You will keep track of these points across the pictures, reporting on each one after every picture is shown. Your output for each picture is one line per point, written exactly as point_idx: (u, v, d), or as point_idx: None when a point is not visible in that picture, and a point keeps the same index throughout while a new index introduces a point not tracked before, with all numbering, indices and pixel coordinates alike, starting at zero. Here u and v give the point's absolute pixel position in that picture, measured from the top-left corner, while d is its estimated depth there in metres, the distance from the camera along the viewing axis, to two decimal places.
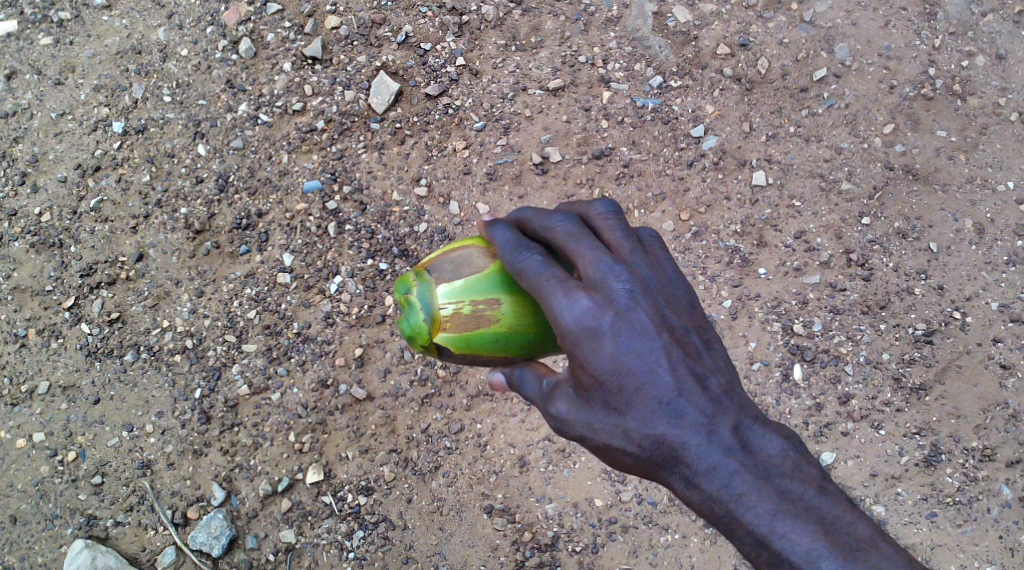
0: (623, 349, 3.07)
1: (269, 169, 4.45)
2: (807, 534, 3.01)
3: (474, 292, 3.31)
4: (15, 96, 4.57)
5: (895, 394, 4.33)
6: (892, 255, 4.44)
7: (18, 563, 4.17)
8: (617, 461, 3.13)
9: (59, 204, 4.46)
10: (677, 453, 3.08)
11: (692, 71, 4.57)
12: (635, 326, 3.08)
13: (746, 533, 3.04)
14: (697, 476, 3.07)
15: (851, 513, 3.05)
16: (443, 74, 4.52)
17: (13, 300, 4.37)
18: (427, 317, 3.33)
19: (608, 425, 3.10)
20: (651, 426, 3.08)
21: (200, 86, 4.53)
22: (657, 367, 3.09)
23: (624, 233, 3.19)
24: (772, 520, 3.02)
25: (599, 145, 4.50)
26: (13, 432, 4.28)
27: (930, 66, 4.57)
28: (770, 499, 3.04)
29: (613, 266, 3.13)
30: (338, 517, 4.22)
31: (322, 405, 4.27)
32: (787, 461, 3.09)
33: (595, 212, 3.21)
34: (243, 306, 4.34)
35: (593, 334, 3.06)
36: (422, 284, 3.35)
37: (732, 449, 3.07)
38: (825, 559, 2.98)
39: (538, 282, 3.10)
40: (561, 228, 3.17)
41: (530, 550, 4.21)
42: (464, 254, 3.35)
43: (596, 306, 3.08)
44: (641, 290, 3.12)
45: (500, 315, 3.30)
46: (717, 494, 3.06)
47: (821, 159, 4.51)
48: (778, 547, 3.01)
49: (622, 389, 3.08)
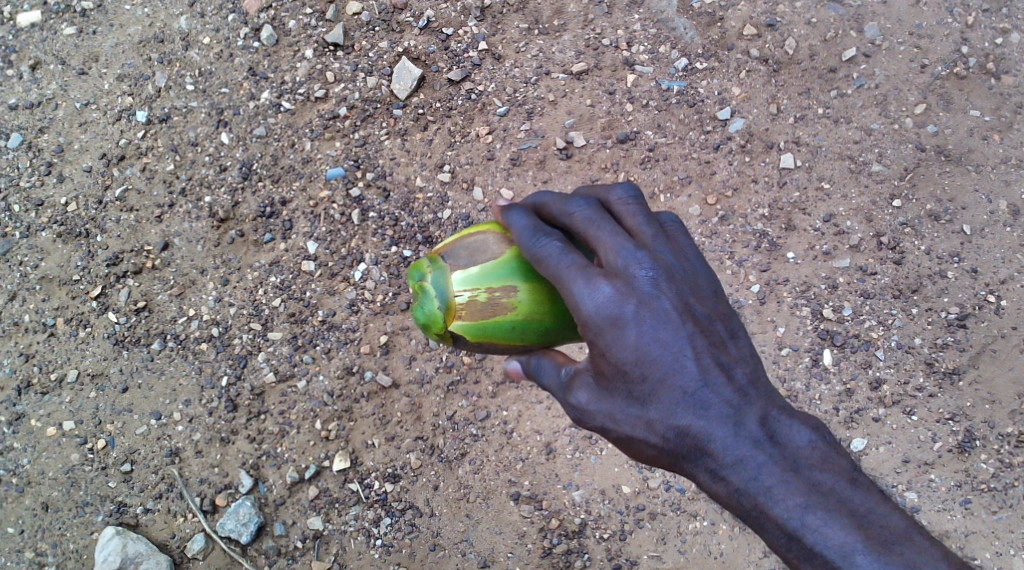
0: (646, 338, 3.04)
1: (293, 157, 4.45)
2: (839, 528, 2.98)
3: (490, 279, 3.29)
4: (40, 86, 4.59)
5: (927, 379, 4.28)
6: (925, 238, 4.39)
7: (50, 550, 4.20)
8: (639, 452, 3.12)
9: (85, 193, 4.47)
10: (704, 444, 3.05)
11: (718, 52, 4.52)
12: (659, 314, 3.06)
13: (776, 527, 3.01)
14: (723, 468, 3.05)
15: (884, 506, 3.02)
16: (465, 59, 4.50)
17: (41, 290, 4.40)
18: (442, 304, 3.30)
19: (630, 415, 3.08)
20: (675, 417, 3.06)
21: (222, 74, 4.52)
22: (681, 357, 3.06)
23: (645, 218, 3.15)
24: (803, 514, 2.99)
25: (624, 129, 4.46)
26: (43, 421, 4.30)
27: (963, 44, 4.50)
28: (801, 492, 3.01)
29: (635, 252, 3.09)
30: (365, 504, 4.22)
31: (348, 392, 4.27)
32: (815, 452, 3.06)
33: (615, 196, 3.17)
34: (268, 294, 4.35)
35: (615, 323, 3.04)
36: (436, 270, 3.32)
37: (759, 441, 3.05)
38: (860, 553, 2.95)
39: (558, 269, 3.07)
40: (581, 213, 3.14)
41: (558, 537, 4.21)
42: (480, 239, 3.32)
43: (618, 294, 3.05)
44: (664, 277, 3.08)
45: (518, 302, 3.28)
46: (745, 487, 3.04)
47: (850, 141, 4.46)
48: (809, 541, 2.98)
49: (645, 378, 3.05)
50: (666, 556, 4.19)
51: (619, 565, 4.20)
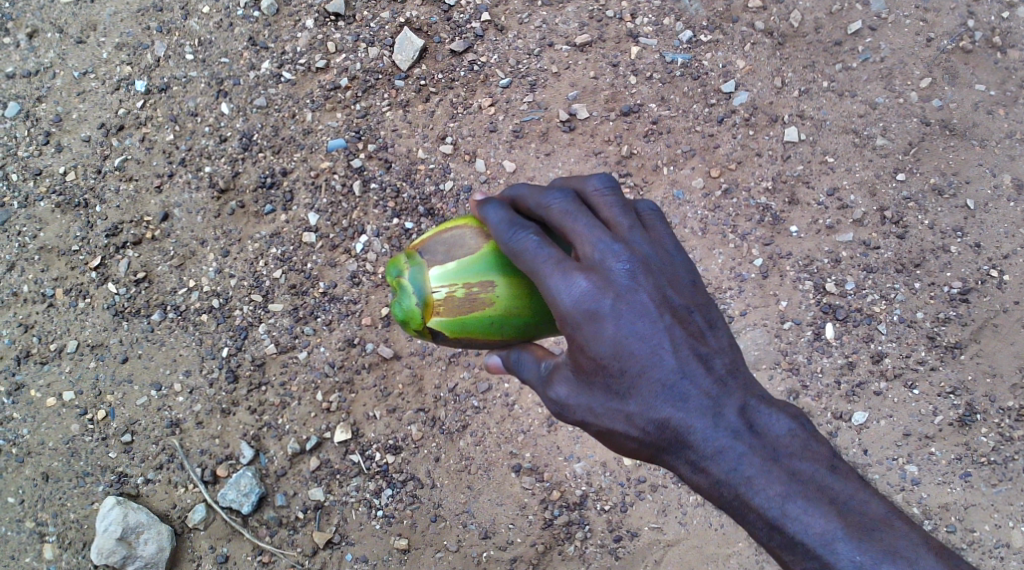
0: (625, 332, 3.03)
1: (293, 128, 4.43)
2: (820, 515, 2.97)
3: (467, 274, 3.27)
4: (37, 55, 4.54)
5: (929, 353, 4.27)
6: (928, 212, 4.36)
7: (51, 519, 4.20)
8: (620, 445, 3.10)
9: (84, 163, 4.45)
10: (684, 435, 3.05)
11: (723, 24, 4.49)
12: (637, 307, 3.04)
13: (757, 517, 3.01)
14: (703, 460, 3.04)
15: (865, 492, 3.02)
16: (468, 30, 4.48)
17: (40, 260, 4.38)
18: (419, 300, 3.29)
19: (609, 409, 3.07)
20: (654, 410, 3.05)
21: (222, 43, 4.49)
22: (659, 349, 3.04)
23: (622, 209, 3.13)
24: (783, 503, 2.99)
25: (627, 102, 4.44)
26: (43, 391, 4.29)
27: (969, 18, 4.46)
28: (781, 480, 3.00)
29: (612, 245, 3.07)
30: (367, 475, 4.23)
31: (349, 364, 4.27)
32: (795, 441, 3.05)
33: (591, 188, 3.15)
34: (269, 266, 4.34)
35: (593, 317, 3.02)
36: (413, 266, 3.30)
37: (739, 432, 3.04)
38: (840, 541, 2.95)
39: (535, 263, 3.05)
40: (557, 206, 3.11)
41: (559, 508, 4.22)
42: (457, 234, 3.31)
43: (596, 288, 3.02)
44: (642, 269, 3.06)
45: (496, 297, 3.26)
46: (726, 477, 3.03)
47: (854, 114, 4.44)
48: (790, 530, 2.98)
49: (624, 372, 3.04)
50: (666, 528, 4.20)
51: (619, 537, 4.20)
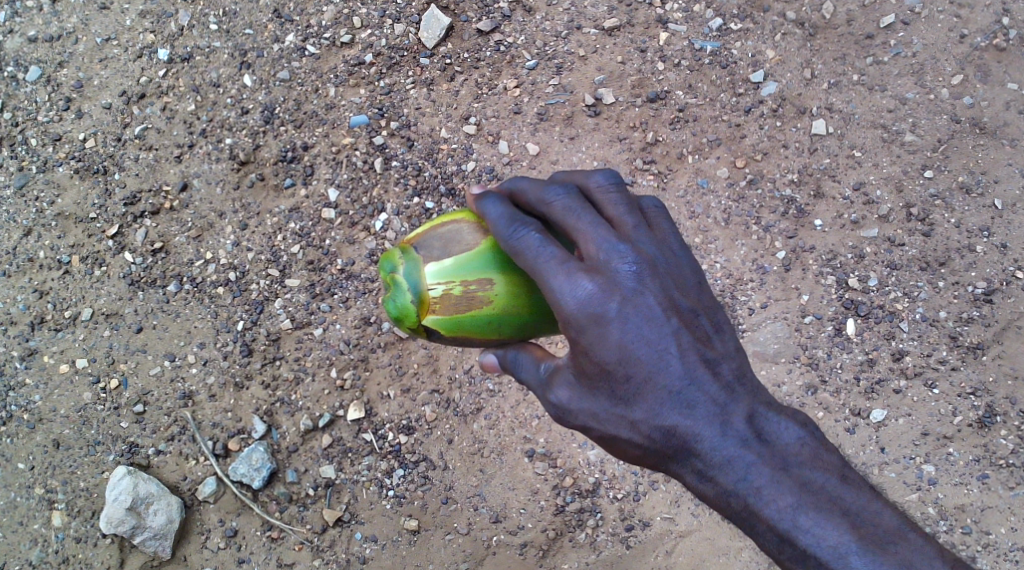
0: (631, 336, 2.97)
1: (315, 103, 4.40)
2: (833, 528, 2.94)
3: (465, 272, 3.22)
4: (60, 19, 4.52)
5: (951, 352, 4.21)
6: (954, 210, 4.30)
7: (60, 487, 4.19)
8: (624, 452, 3.06)
9: (105, 130, 4.44)
10: (690, 444, 3.00)
11: (754, 13, 4.43)
12: (643, 310, 2.98)
13: (767, 529, 2.97)
14: (711, 469, 3.00)
15: (877, 503, 2.99)
16: (495, 10, 4.44)
17: (57, 226, 4.37)
18: (414, 296, 3.24)
19: (613, 416, 3.02)
20: (660, 417, 3.00)
21: (247, 15, 4.47)
22: (666, 355, 2.99)
23: (626, 207, 3.09)
24: (795, 514, 2.95)
25: (654, 88, 4.39)
26: (57, 357, 4.29)
27: (1004, 15, 4.38)
28: (791, 492, 2.97)
29: (618, 245, 3.02)
30: (378, 454, 4.21)
31: (364, 342, 4.25)
32: (804, 450, 3.02)
33: (594, 184, 3.11)
34: (287, 241, 4.32)
35: (597, 321, 2.96)
36: (409, 262, 3.25)
37: (748, 441, 3.00)
38: (854, 554, 2.91)
39: (537, 262, 2.99)
40: (558, 202, 3.07)
41: (571, 495, 4.18)
42: (454, 229, 3.26)
43: (602, 290, 2.97)
44: (648, 270, 3.01)
45: (494, 295, 3.21)
46: (735, 488, 2.99)
47: (884, 109, 4.38)
48: (802, 542, 2.94)
49: (630, 377, 2.99)
50: (678, 519, 4.17)
51: (631, 526, 4.17)
